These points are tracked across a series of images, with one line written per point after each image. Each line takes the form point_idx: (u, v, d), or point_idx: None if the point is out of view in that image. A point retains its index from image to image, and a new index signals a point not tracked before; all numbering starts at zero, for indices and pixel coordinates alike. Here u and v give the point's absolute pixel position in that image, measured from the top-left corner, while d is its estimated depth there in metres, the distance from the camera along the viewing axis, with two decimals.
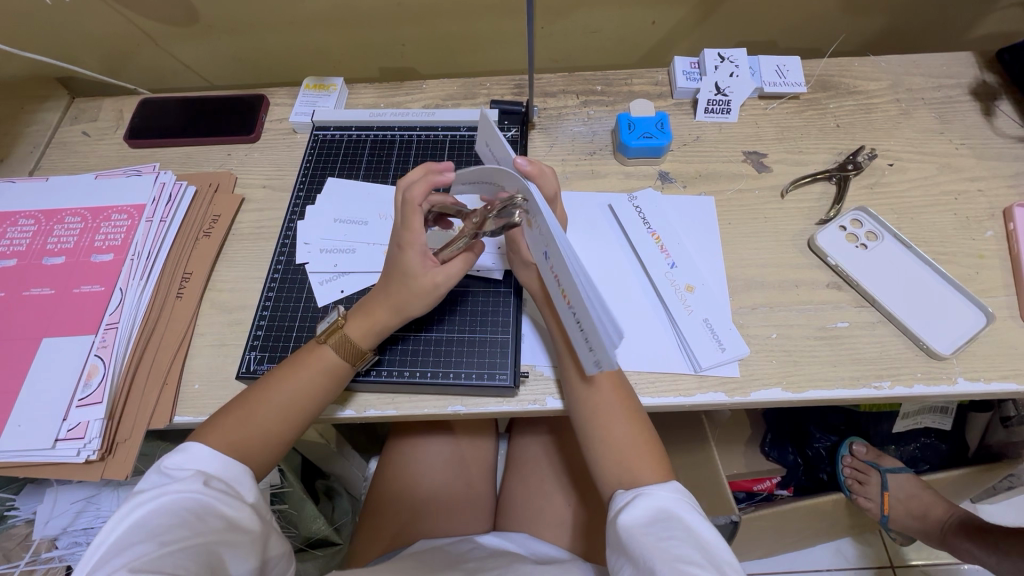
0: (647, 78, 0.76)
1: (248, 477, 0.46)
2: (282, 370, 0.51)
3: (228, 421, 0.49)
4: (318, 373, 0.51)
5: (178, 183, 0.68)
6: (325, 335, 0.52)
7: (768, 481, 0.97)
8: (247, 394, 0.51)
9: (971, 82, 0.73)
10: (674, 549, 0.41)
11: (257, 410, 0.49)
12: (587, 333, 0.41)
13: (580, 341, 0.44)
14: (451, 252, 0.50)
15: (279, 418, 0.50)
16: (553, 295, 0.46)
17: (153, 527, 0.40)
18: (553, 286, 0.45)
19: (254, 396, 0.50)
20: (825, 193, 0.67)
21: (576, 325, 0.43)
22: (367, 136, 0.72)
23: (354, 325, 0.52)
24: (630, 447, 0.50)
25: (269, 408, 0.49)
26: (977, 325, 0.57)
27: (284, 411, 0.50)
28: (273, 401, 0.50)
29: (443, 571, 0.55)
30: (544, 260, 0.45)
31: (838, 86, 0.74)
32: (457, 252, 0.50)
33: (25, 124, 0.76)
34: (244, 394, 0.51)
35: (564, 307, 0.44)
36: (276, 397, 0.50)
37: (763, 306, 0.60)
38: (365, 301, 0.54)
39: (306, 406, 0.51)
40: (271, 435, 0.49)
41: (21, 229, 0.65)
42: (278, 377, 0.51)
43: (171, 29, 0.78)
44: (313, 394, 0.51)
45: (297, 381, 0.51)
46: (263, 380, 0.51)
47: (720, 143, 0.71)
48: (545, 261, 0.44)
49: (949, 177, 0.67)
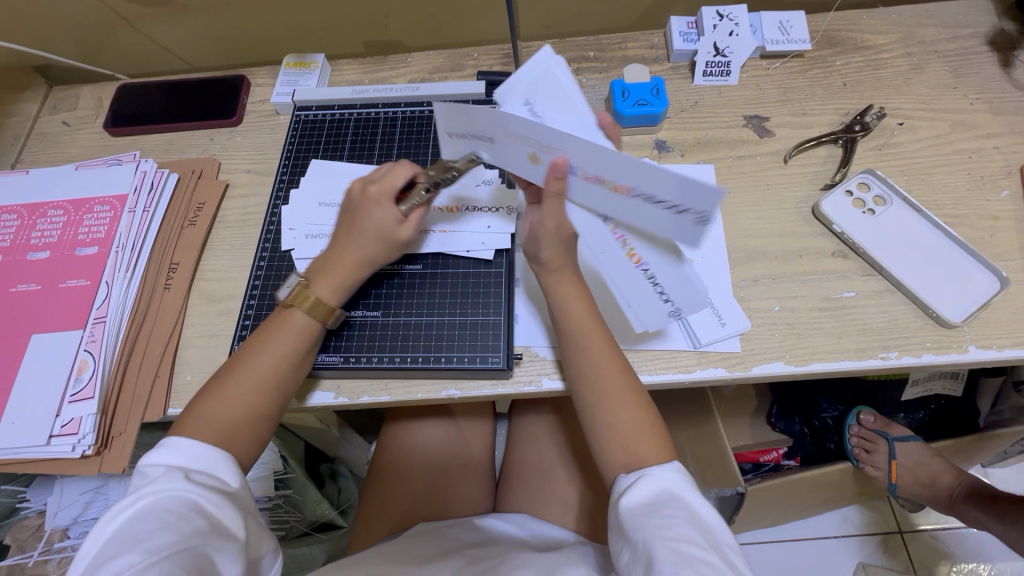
0: (641, 42, 0.73)
1: (223, 461, 0.45)
2: (252, 344, 0.50)
3: (203, 406, 0.47)
4: (293, 339, 0.50)
5: (159, 171, 0.66)
6: (290, 300, 0.51)
7: (774, 451, 0.95)
8: (220, 376, 0.49)
9: (989, 31, 0.69)
10: (674, 530, 0.41)
11: (233, 388, 0.48)
12: (663, 286, 0.51)
13: (633, 298, 0.51)
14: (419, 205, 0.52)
15: (263, 389, 0.48)
16: (602, 259, 0.52)
17: (134, 534, 0.38)
18: (602, 247, 0.51)
19: (227, 374, 0.49)
20: (830, 157, 0.63)
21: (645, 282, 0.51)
22: (350, 114, 0.69)
23: (320, 286, 0.52)
24: (636, 431, 0.48)
25: (242, 382, 0.48)
26: (989, 291, 0.54)
27: (261, 382, 0.48)
28: (248, 375, 0.48)
29: (446, 554, 0.55)
30: (600, 222, 0.51)
31: (844, 42, 0.70)
32: (422, 203, 0.53)
33: (5, 116, 0.75)
34: (217, 377, 0.49)
35: (630, 269, 0.51)
36: (251, 370, 0.49)
37: (765, 279, 0.58)
38: (326, 260, 0.53)
39: (286, 372, 0.50)
40: (260, 408, 0.48)
41: (4, 224, 0.64)
42: (253, 350, 0.50)
43: (142, 9, 0.74)
44: (288, 360, 0.50)
45: (273, 349, 0.50)
46: (235, 359, 0.50)
47: (720, 108, 0.67)
48: (602, 223, 0.51)
49: (963, 135, 0.63)
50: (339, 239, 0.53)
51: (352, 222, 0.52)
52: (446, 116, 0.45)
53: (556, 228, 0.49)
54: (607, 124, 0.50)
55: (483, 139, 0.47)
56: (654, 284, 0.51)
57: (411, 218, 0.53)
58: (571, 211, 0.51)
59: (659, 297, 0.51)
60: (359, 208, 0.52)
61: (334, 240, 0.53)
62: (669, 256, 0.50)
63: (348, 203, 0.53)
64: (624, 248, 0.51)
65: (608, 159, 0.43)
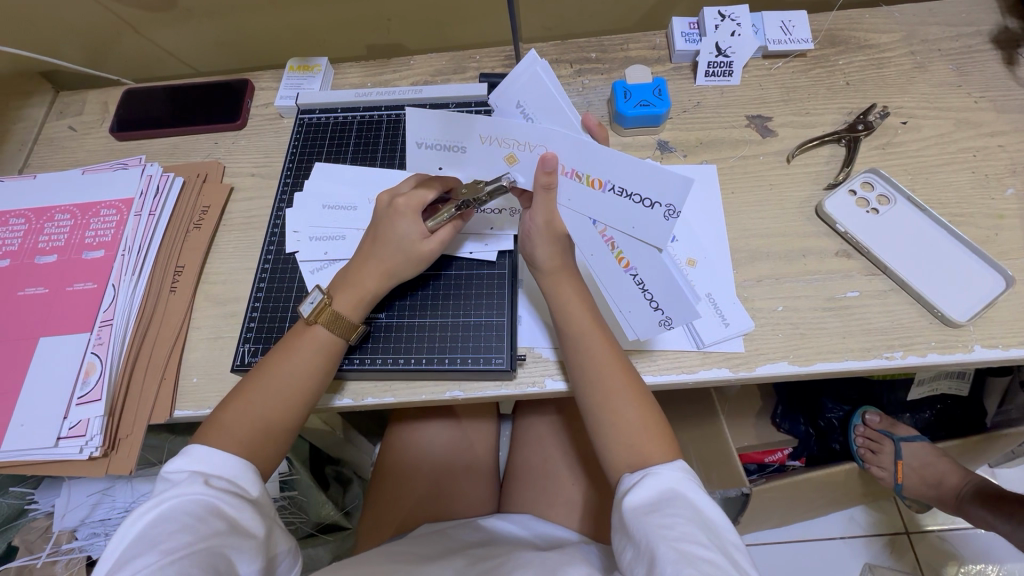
0: (643, 43, 0.73)
1: (245, 469, 0.45)
2: (275, 356, 0.51)
3: (226, 416, 0.48)
4: (314, 353, 0.51)
5: (164, 175, 0.67)
6: (312, 316, 0.51)
7: (779, 452, 0.93)
8: (243, 386, 0.50)
9: (992, 29, 0.69)
10: (678, 528, 0.41)
11: (254, 400, 0.48)
12: (654, 294, 0.51)
13: (624, 303, 0.53)
14: (443, 222, 0.53)
15: (280, 403, 0.49)
16: (594, 261, 0.54)
17: (154, 536, 0.38)
18: (593, 249, 0.53)
19: (250, 386, 0.49)
20: (833, 156, 0.63)
21: (635, 288, 0.52)
22: (353, 117, 0.70)
23: (341, 300, 0.52)
24: (640, 431, 0.48)
25: (267, 395, 0.49)
26: (996, 289, 0.54)
27: (280, 396, 0.49)
28: (269, 389, 0.49)
29: (451, 554, 0.55)
30: (590, 225, 0.52)
31: (847, 41, 0.70)
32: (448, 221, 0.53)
33: (11, 121, 0.75)
34: (239, 387, 0.50)
35: (619, 272, 0.52)
36: (271, 383, 0.49)
37: (768, 279, 0.58)
38: (348, 274, 0.54)
39: (305, 388, 0.50)
40: (277, 422, 0.48)
41: (12, 229, 0.65)
42: (274, 362, 0.50)
43: (148, 14, 0.75)
44: (307, 375, 0.50)
45: (294, 363, 0.50)
46: (258, 371, 0.50)
47: (723, 108, 0.67)
48: (592, 226, 0.51)
49: (967, 133, 0.63)
50: (364, 253, 0.54)
51: (377, 233, 0.53)
52: (418, 122, 0.48)
53: (547, 225, 0.50)
54: (594, 127, 0.52)
55: (453, 149, 0.50)
56: (644, 291, 0.52)
57: (437, 233, 0.53)
58: (563, 215, 0.52)
59: (649, 302, 0.51)
60: (383, 223, 0.53)
61: (359, 252, 0.55)
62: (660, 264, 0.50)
63: (375, 216, 0.54)
64: (614, 251, 0.52)
65: (590, 153, 0.47)
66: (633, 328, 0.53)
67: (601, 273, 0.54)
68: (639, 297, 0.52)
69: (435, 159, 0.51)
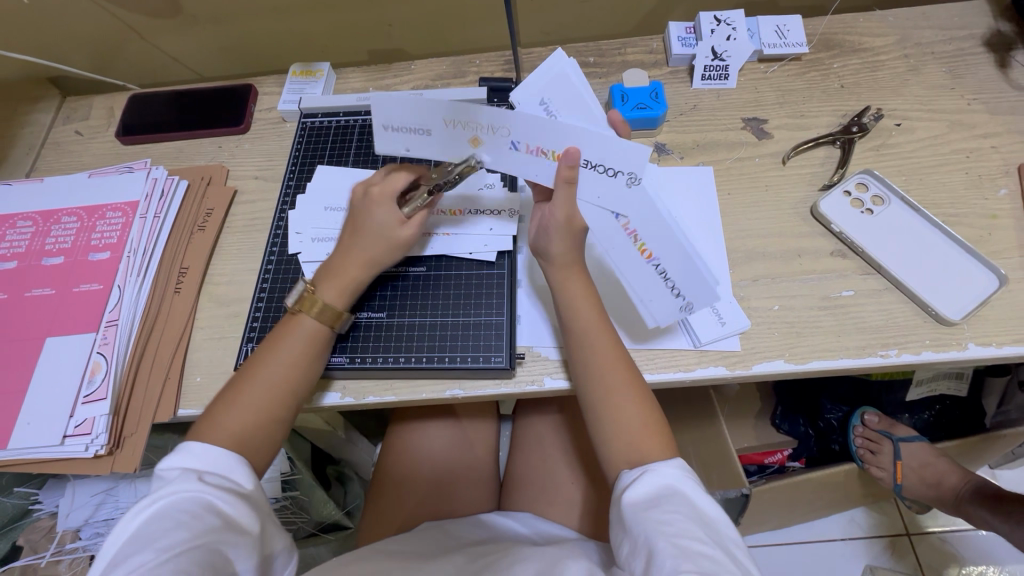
0: (640, 47, 0.74)
1: (238, 464, 0.45)
2: (265, 347, 0.52)
3: (219, 408, 0.49)
4: (301, 342, 0.51)
5: (169, 178, 0.68)
6: (298, 305, 0.52)
7: (779, 453, 0.94)
8: (236, 377, 0.50)
9: (985, 32, 0.70)
10: (673, 525, 0.41)
11: (246, 391, 0.49)
12: (673, 279, 0.52)
13: (644, 291, 0.53)
14: (417, 208, 0.54)
15: (271, 393, 0.49)
16: (612, 254, 0.54)
17: (150, 534, 0.39)
18: (614, 243, 0.53)
19: (242, 377, 0.50)
20: (828, 158, 0.64)
21: (655, 276, 0.53)
22: (355, 121, 0.71)
23: (326, 288, 0.53)
24: (638, 428, 0.48)
25: (257, 387, 0.49)
26: (988, 288, 0.55)
27: (270, 386, 0.50)
28: (259, 379, 0.50)
29: (452, 551, 0.56)
30: (612, 220, 0.52)
31: (841, 44, 0.71)
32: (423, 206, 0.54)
33: (19, 126, 0.77)
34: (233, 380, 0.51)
35: (642, 264, 0.53)
36: (263, 374, 0.50)
37: (764, 278, 0.58)
38: (332, 264, 0.54)
39: (295, 377, 0.51)
40: (269, 411, 0.49)
41: (20, 231, 0.66)
42: (265, 353, 0.51)
43: (154, 21, 0.76)
44: (296, 364, 0.51)
45: (283, 353, 0.51)
46: (250, 363, 0.51)
47: (719, 111, 0.68)
48: (613, 220, 0.52)
49: (961, 135, 0.64)
50: (343, 244, 0.55)
51: (356, 227, 0.54)
52: (383, 103, 0.48)
53: (567, 219, 0.50)
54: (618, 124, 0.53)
55: (419, 132, 0.50)
56: (664, 277, 0.53)
57: (413, 220, 0.55)
58: (585, 210, 0.52)
59: (670, 288, 0.53)
60: (361, 213, 0.54)
61: (340, 245, 0.55)
62: (680, 250, 0.51)
63: (352, 208, 0.55)
64: (636, 243, 0.53)
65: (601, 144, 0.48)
66: (656, 317, 0.53)
67: (619, 264, 0.54)
68: (660, 285, 0.53)
69: (401, 142, 0.51)
